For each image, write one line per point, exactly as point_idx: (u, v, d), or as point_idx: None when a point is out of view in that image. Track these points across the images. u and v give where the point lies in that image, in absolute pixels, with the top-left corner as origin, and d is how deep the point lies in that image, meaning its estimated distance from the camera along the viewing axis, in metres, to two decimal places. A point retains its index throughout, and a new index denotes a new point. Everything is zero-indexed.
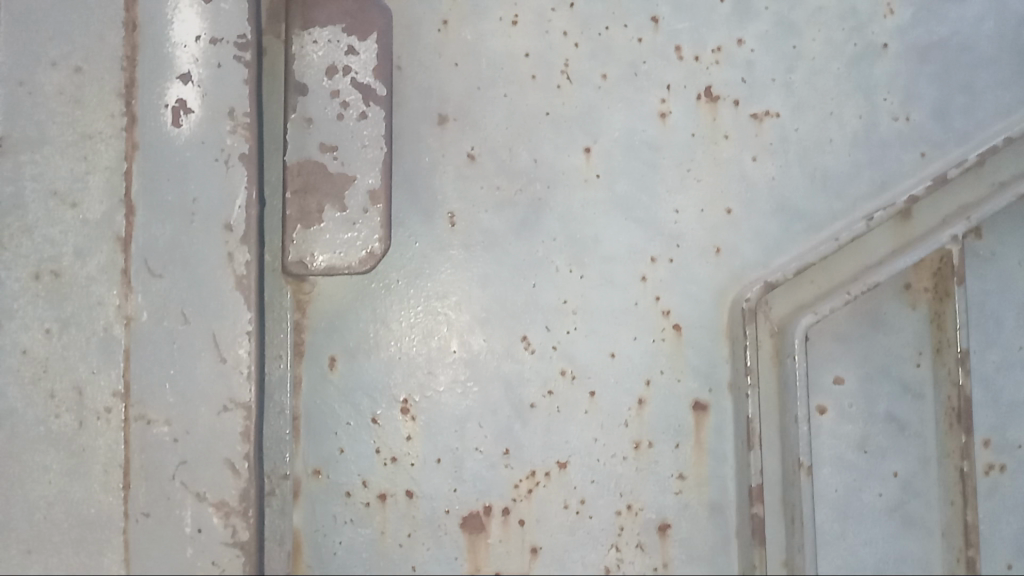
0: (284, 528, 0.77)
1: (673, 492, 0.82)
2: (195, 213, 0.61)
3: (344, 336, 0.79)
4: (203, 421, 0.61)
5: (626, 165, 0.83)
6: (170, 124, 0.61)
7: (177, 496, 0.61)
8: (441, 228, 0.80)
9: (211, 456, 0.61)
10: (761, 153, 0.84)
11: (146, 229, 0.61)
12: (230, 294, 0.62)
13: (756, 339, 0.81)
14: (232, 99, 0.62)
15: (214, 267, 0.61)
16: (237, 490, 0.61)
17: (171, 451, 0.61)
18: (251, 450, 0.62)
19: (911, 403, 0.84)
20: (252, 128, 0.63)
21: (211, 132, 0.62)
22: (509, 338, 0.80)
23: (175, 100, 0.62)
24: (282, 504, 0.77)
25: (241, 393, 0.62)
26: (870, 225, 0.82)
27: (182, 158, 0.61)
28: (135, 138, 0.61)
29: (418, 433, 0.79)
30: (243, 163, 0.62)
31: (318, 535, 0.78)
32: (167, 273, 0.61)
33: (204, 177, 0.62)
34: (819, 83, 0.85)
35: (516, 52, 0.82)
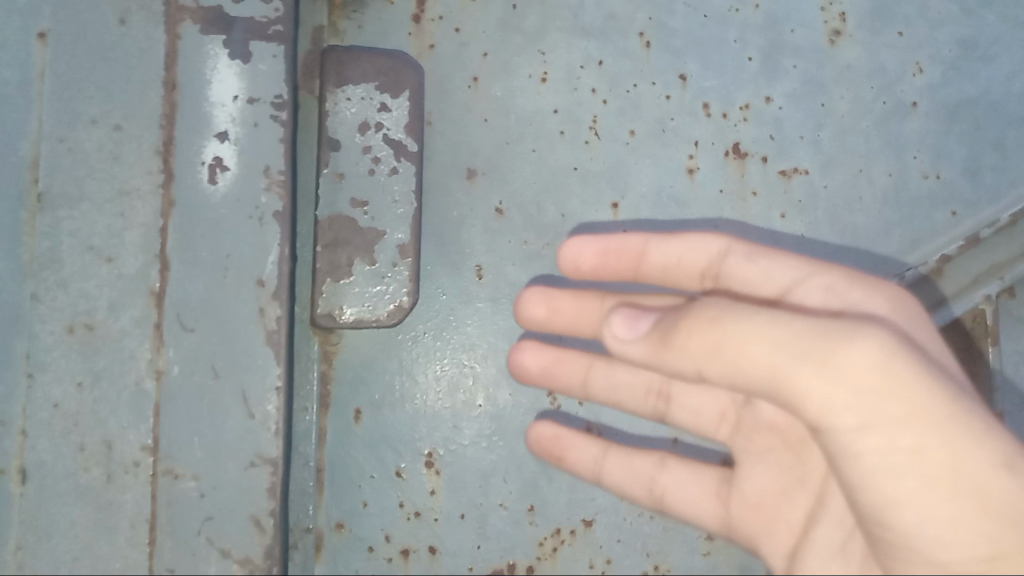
0: None
1: (701, 554, 0.81)
2: (228, 269, 0.62)
3: (370, 388, 0.78)
4: (231, 477, 0.61)
5: (653, 219, 0.83)
6: (206, 181, 0.62)
7: (202, 552, 0.60)
8: (469, 281, 0.80)
9: (237, 512, 0.61)
10: (791, 210, 0.84)
11: (178, 284, 0.61)
12: (261, 349, 0.62)
13: None
14: (268, 157, 0.64)
15: (245, 322, 0.62)
16: (262, 547, 0.61)
17: (197, 507, 0.60)
18: (277, 507, 0.62)
19: None
20: (286, 185, 0.64)
21: (247, 189, 0.63)
22: (535, 391, 0.80)
23: (211, 158, 0.63)
24: (303, 559, 0.76)
25: (269, 450, 0.62)
26: (903, 284, 0.81)
27: (217, 215, 0.62)
28: (171, 195, 0.62)
29: (441, 487, 0.78)
30: (278, 220, 0.63)
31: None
32: (199, 328, 0.61)
33: (239, 234, 0.62)
34: (848, 140, 0.85)
35: (545, 108, 0.83)
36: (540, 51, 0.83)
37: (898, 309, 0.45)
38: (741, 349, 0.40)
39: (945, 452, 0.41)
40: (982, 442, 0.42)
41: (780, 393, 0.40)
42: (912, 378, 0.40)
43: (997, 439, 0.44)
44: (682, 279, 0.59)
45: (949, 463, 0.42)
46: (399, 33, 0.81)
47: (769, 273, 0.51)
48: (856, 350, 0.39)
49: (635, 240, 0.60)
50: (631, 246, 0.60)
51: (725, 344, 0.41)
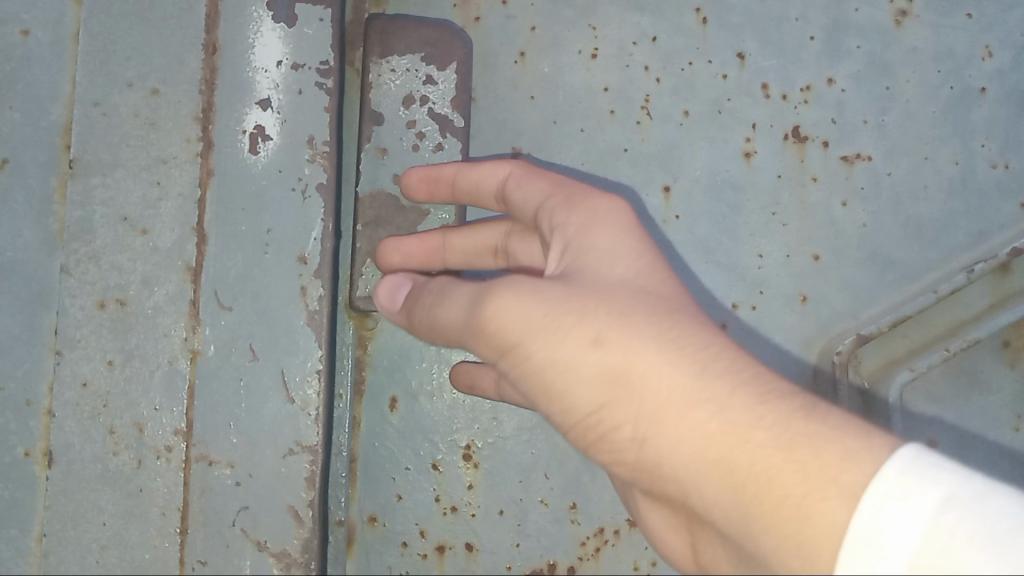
0: None
1: None
2: (269, 244, 0.58)
3: (408, 376, 0.75)
4: (268, 465, 0.58)
5: (707, 206, 0.79)
6: (247, 150, 0.59)
7: (237, 545, 0.57)
8: None
9: (273, 502, 0.58)
10: (852, 198, 0.80)
11: (217, 259, 0.58)
12: (302, 330, 0.59)
13: (853, 388, 0.76)
14: (312, 127, 0.60)
15: (285, 301, 0.58)
16: (300, 540, 0.58)
17: (232, 497, 0.57)
18: (316, 497, 0.58)
19: (1011, 469, 0.78)
20: (331, 157, 0.60)
21: (290, 160, 0.59)
22: None
23: (252, 127, 0.59)
24: (335, 552, 0.73)
25: (308, 437, 0.58)
26: (970, 277, 0.78)
27: (258, 187, 0.58)
28: (210, 164, 0.58)
29: (479, 481, 0.75)
30: (321, 194, 0.60)
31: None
32: (237, 306, 0.58)
33: (281, 208, 0.59)
34: (913, 126, 0.81)
35: (596, 87, 0.79)
36: (591, 26, 0.79)
37: (593, 216, 0.51)
38: (435, 315, 0.50)
39: (547, 357, 0.43)
40: (584, 326, 0.43)
41: (457, 338, 0.48)
42: (512, 303, 0.44)
43: (606, 324, 0.43)
44: (484, 201, 0.61)
45: (553, 359, 0.43)
46: (444, 4, 0.77)
47: (526, 194, 0.55)
48: (483, 306, 0.45)
49: (446, 167, 0.62)
50: (443, 173, 0.62)
51: (436, 323, 0.50)
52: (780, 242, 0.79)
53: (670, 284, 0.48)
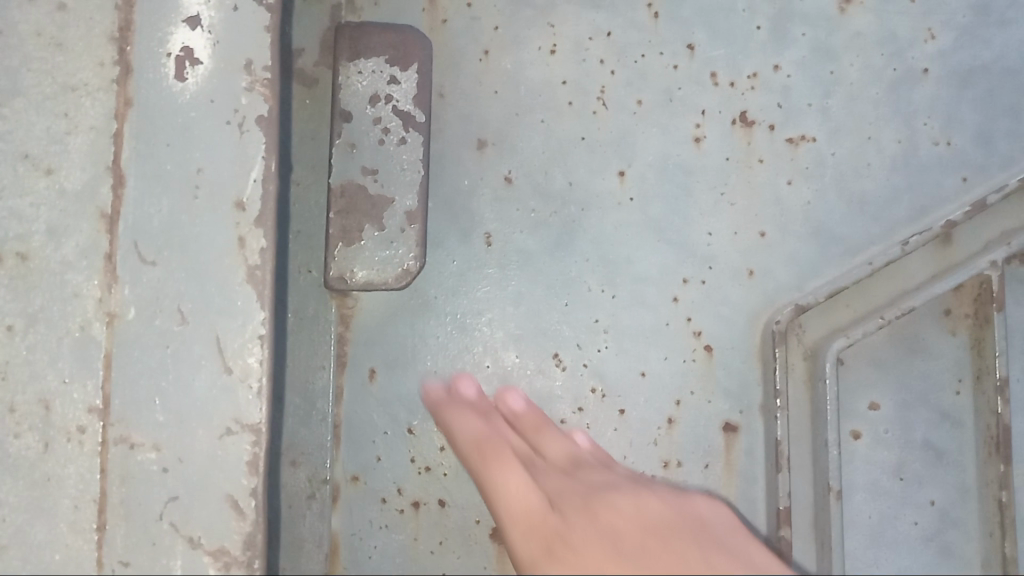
0: (323, 530, 0.82)
1: None
2: (199, 185, 0.57)
3: (384, 348, 0.84)
4: (201, 447, 0.55)
5: (659, 188, 0.85)
6: (173, 77, 0.57)
7: (163, 543, 0.55)
8: (478, 248, 0.85)
9: (210, 493, 0.55)
10: (797, 176, 0.85)
11: (138, 204, 0.56)
12: (241, 290, 0.56)
13: (794, 351, 0.82)
14: (248, 50, 0.58)
15: (222, 255, 0.56)
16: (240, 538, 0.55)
17: (160, 485, 0.55)
18: (258, 485, 0.56)
19: (949, 430, 0.82)
20: (270, 85, 0.58)
21: (224, 87, 0.57)
22: (541, 355, 0.84)
23: (180, 49, 0.57)
24: (321, 507, 0.82)
25: (249, 414, 0.56)
26: (906, 250, 0.81)
27: (186, 118, 0.57)
28: (129, 93, 0.57)
29: (451, 444, 0.83)
30: (261, 126, 0.58)
31: (354, 539, 0.82)
32: (160, 261, 0.56)
33: (211, 145, 0.57)
34: (857, 108, 0.85)
35: (554, 80, 0.86)
36: (550, 24, 0.87)
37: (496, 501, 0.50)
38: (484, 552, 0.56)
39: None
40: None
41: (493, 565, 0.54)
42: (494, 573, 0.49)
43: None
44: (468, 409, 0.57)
45: None
46: (414, 11, 0.86)
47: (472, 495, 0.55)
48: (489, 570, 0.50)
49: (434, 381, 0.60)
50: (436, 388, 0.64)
51: None
52: (733, 219, 0.84)
53: (577, 485, 0.49)
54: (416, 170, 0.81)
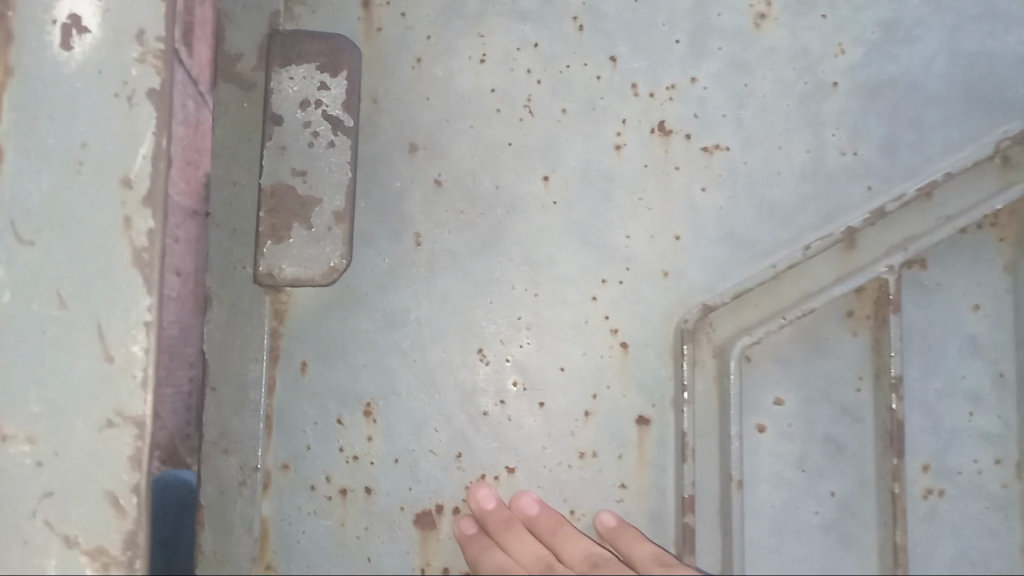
0: (253, 516, 0.85)
1: (615, 500, 0.86)
2: (84, 159, 0.66)
3: (315, 342, 0.87)
4: (83, 442, 0.64)
5: (581, 192, 0.89)
6: (59, 45, 0.66)
7: (40, 537, 0.64)
8: (408, 247, 0.88)
9: (86, 485, 0.64)
10: (711, 183, 0.89)
11: (20, 188, 0.65)
12: (126, 272, 0.65)
13: (703, 349, 0.87)
14: (142, 19, 0.67)
15: (111, 246, 0.65)
16: (120, 536, 0.64)
17: (35, 477, 0.64)
18: (140, 482, 0.64)
19: (850, 425, 0.87)
20: (162, 57, 0.67)
21: (111, 57, 0.66)
22: (466, 351, 0.88)
23: (65, 17, 0.66)
24: (252, 494, 0.85)
25: (130, 409, 0.65)
26: (807, 254, 0.87)
27: (71, 91, 0.66)
28: (8, 61, 0.66)
29: (378, 434, 0.87)
30: (153, 100, 0.66)
31: (284, 525, 0.86)
32: (38, 241, 0.65)
33: (99, 119, 0.66)
34: (769, 119, 0.90)
35: (483, 87, 0.90)
36: (480, 34, 0.91)
37: None
38: None
39: None
40: None
41: None
42: None
43: None
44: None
45: None
46: (349, 18, 0.90)
47: None
48: None
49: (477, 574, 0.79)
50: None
51: None
52: (650, 223, 0.89)
53: None
54: (344, 171, 0.85)
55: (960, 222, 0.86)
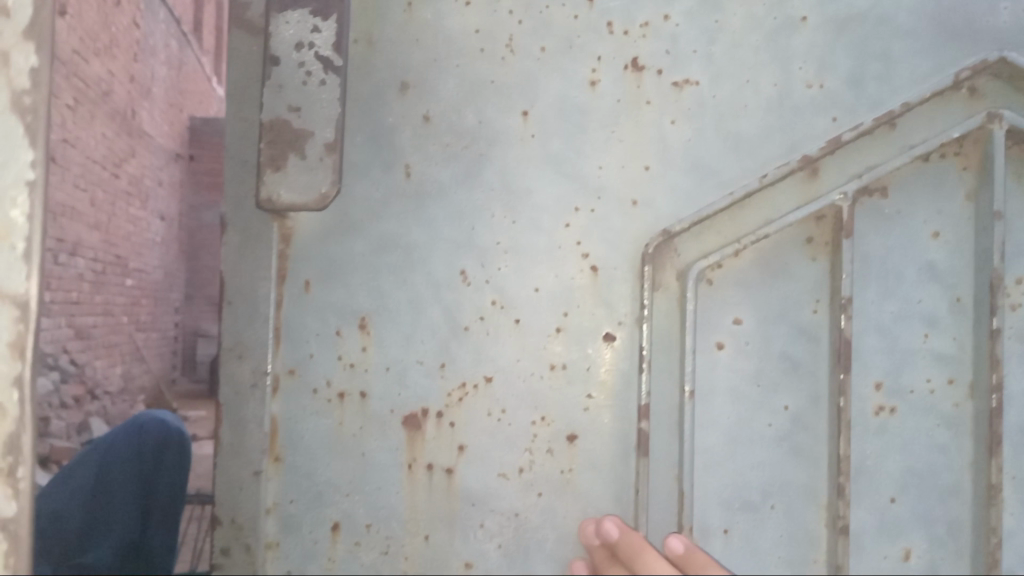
0: (263, 413, 0.94)
1: (581, 409, 0.94)
2: None
3: (316, 262, 0.95)
4: None
5: (558, 126, 0.96)
6: None
7: None
8: (399, 177, 0.96)
9: None
10: (680, 117, 0.95)
11: None
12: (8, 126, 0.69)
13: (667, 271, 0.93)
14: None
15: None
16: (1, 439, 0.69)
17: None
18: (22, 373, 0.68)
19: (806, 345, 0.92)
20: None
21: None
22: (450, 272, 0.95)
23: None
24: (262, 395, 0.94)
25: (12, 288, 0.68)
26: (763, 182, 0.92)
27: None
28: None
29: (372, 345, 0.95)
30: None
31: (291, 423, 0.94)
32: None
33: None
34: (738, 54, 0.94)
35: (469, 29, 0.97)
36: None
37: None
38: None
39: None
40: None
41: None
42: None
43: None
44: None
45: None
46: None
47: None
48: None
49: None
50: None
51: None
52: (621, 154, 0.95)
53: None
54: (334, 106, 0.92)
55: (917, 150, 0.90)
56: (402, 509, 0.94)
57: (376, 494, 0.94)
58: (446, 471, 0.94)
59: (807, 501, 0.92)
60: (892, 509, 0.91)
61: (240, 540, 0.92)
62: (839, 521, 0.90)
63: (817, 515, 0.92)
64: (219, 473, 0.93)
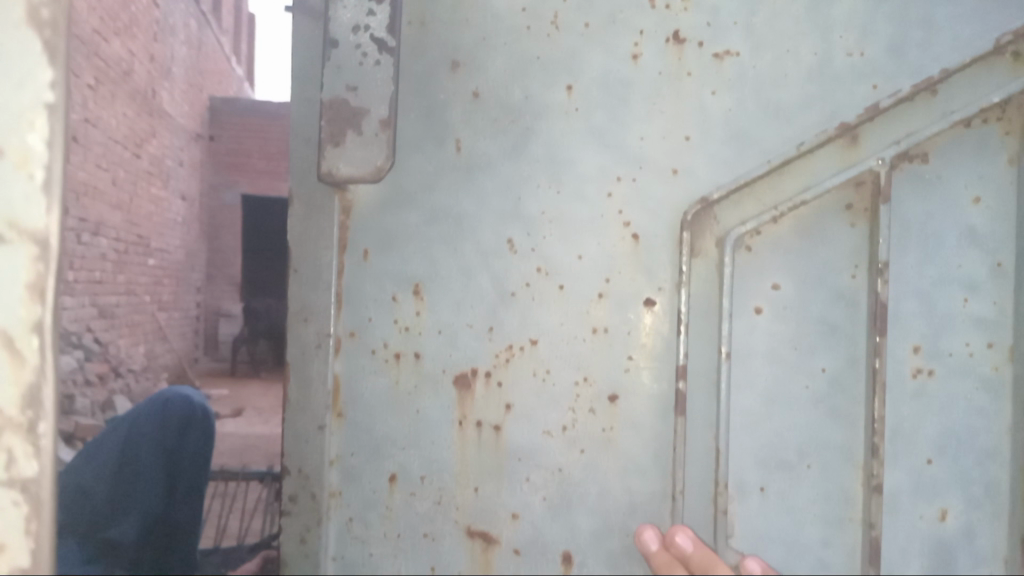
0: (325, 372, 1.01)
1: (623, 370, 0.98)
2: None
3: (374, 231, 1.01)
4: None
5: (602, 99, 0.99)
6: None
7: None
8: (451, 151, 1.01)
9: None
10: (721, 88, 0.97)
11: None
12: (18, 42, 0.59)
13: (705, 237, 0.96)
14: None
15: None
16: (20, 392, 0.59)
17: None
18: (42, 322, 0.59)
19: (844, 308, 0.96)
20: None
21: None
22: (498, 240, 1.00)
23: None
24: (325, 355, 1.01)
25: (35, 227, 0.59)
26: (801, 149, 0.94)
27: None
28: None
29: (426, 310, 1.01)
30: None
31: (352, 382, 1.01)
32: None
33: None
34: (778, 25, 0.97)
35: (515, 7, 1.01)
36: None
37: None
38: None
39: None
40: None
41: None
42: None
43: None
44: None
45: None
46: None
47: None
48: None
49: None
50: None
51: None
52: (662, 125, 0.98)
53: None
54: (387, 84, 0.99)
55: (955, 116, 0.92)
56: (454, 462, 1.01)
57: (430, 448, 1.00)
58: (494, 428, 1.00)
59: (844, 461, 0.96)
60: (929, 470, 0.96)
61: (306, 489, 1.00)
62: (873, 480, 0.94)
63: (853, 473, 0.96)
64: (286, 426, 1.01)
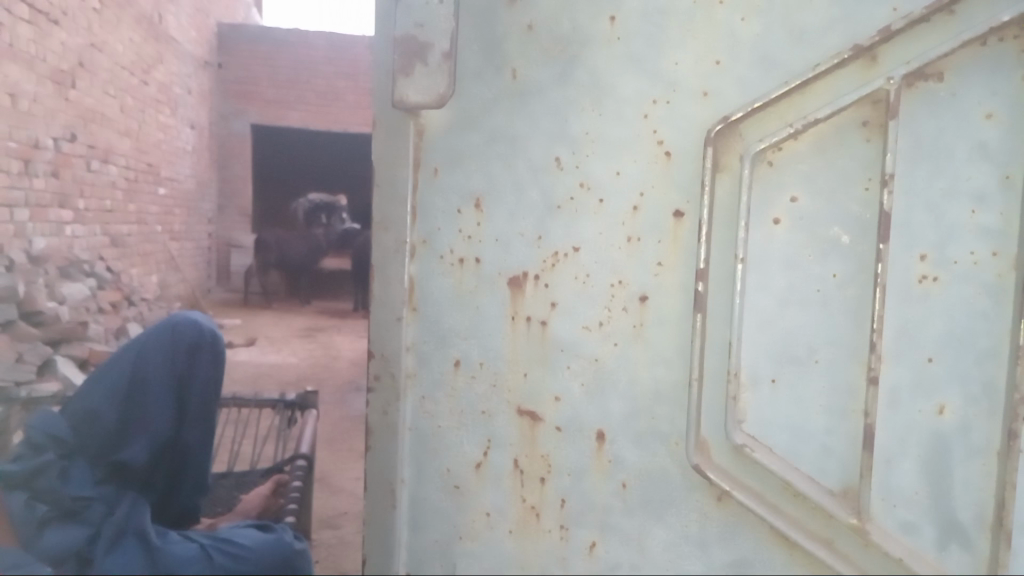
0: (403, 273, 1.16)
1: (652, 274, 1.11)
2: None
3: (442, 150, 1.14)
4: None
5: (642, 27, 1.09)
6: None
7: None
8: (507, 79, 1.12)
9: None
10: (750, 15, 1.06)
11: None
12: None
13: (731, 152, 1.08)
14: None
15: None
16: None
17: None
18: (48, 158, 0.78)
19: (858, 217, 1.07)
20: None
21: None
22: (545, 158, 1.12)
23: None
24: (403, 258, 1.15)
25: None
26: (817, 69, 1.04)
27: None
28: None
29: (485, 220, 1.14)
30: None
31: (425, 282, 1.16)
32: None
33: None
34: None
35: None
36: None
37: None
38: None
39: None
40: None
41: None
42: None
43: None
44: None
45: None
46: None
47: None
48: None
49: None
50: None
51: None
52: (694, 49, 1.08)
53: None
54: (447, 21, 1.11)
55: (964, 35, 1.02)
56: (506, 352, 1.15)
57: (487, 338, 1.15)
58: (541, 322, 1.14)
59: (846, 356, 1.09)
60: (929, 367, 1.08)
61: (387, 370, 1.17)
62: (872, 373, 1.07)
63: (854, 368, 1.09)
64: (372, 319, 1.17)
